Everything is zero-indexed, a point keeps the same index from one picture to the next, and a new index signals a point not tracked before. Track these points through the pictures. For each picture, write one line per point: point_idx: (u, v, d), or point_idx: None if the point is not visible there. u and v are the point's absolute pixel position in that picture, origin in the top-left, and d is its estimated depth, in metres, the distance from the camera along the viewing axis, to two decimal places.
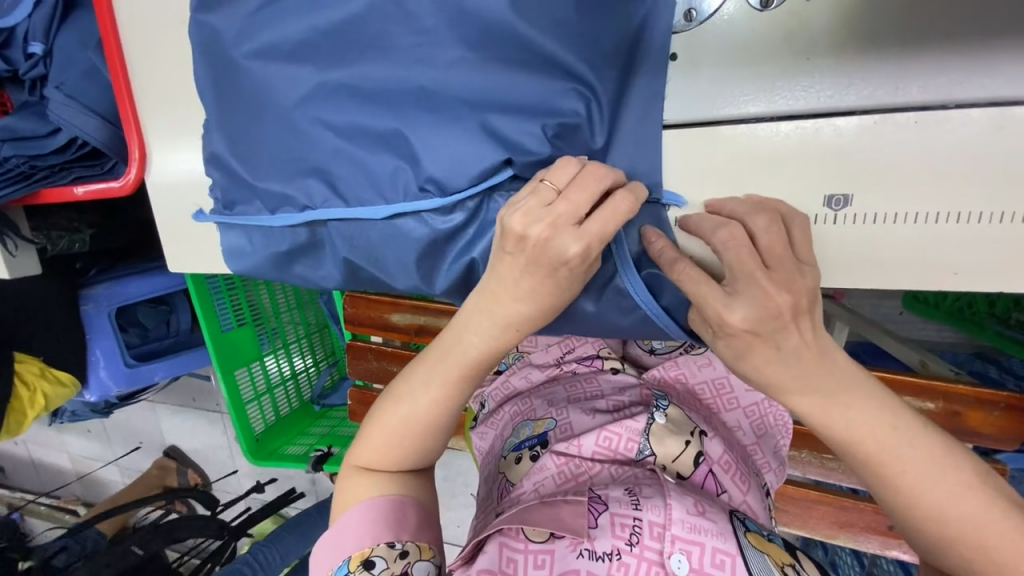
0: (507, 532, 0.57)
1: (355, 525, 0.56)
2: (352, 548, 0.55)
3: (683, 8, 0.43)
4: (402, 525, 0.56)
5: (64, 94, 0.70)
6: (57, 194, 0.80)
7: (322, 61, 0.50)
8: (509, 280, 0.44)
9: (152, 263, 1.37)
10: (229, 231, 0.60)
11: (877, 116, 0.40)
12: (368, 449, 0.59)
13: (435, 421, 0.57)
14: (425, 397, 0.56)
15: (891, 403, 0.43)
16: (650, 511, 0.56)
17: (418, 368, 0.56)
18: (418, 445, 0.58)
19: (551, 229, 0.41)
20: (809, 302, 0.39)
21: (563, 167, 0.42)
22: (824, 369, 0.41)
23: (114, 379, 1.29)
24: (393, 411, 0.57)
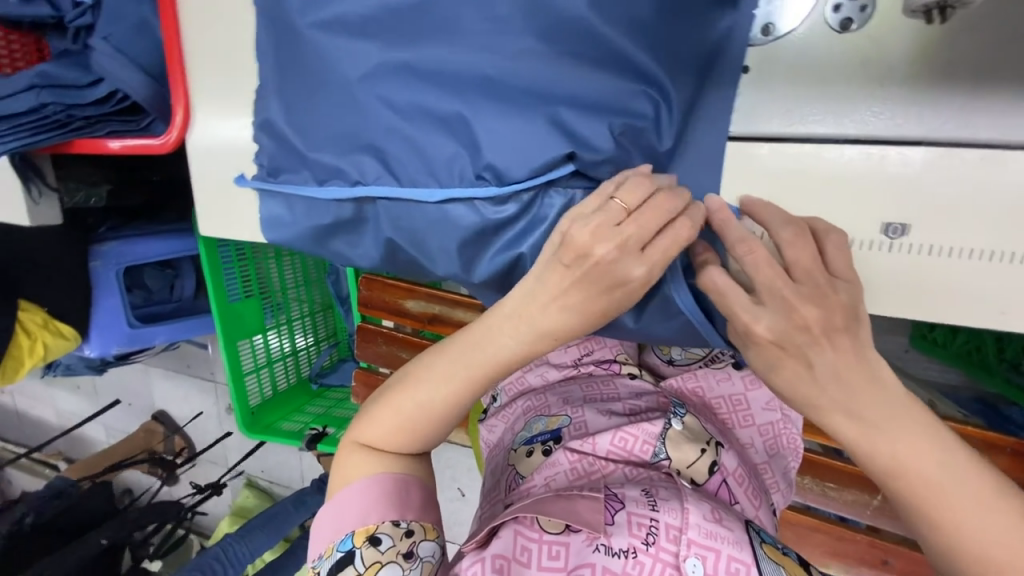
0: (522, 521, 0.57)
1: (357, 500, 0.56)
2: (356, 522, 0.55)
3: (762, 21, 0.43)
4: (406, 504, 0.56)
5: (112, 46, 0.69)
6: (91, 146, 0.79)
7: (388, 37, 0.49)
8: (553, 287, 0.45)
9: (167, 225, 1.36)
10: (270, 200, 0.60)
11: (943, 149, 0.41)
12: (375, 429, 0.58)
13: (448, 411, 0.56)
14: (441, 386, 0.55)
15: (924, 437, 0.43)
16: (667, 513, 0.56)
17: (438, 356, 0.56)
18: (428, 432, 0.57)
19: (618, 251, 0.41)
20: (845, 320, 0.39)
21: (635, 187, 0.41)
22: (866, 395, 0.41)
23: (114, 339, 1.27)
24: (406, 393, 0.57)
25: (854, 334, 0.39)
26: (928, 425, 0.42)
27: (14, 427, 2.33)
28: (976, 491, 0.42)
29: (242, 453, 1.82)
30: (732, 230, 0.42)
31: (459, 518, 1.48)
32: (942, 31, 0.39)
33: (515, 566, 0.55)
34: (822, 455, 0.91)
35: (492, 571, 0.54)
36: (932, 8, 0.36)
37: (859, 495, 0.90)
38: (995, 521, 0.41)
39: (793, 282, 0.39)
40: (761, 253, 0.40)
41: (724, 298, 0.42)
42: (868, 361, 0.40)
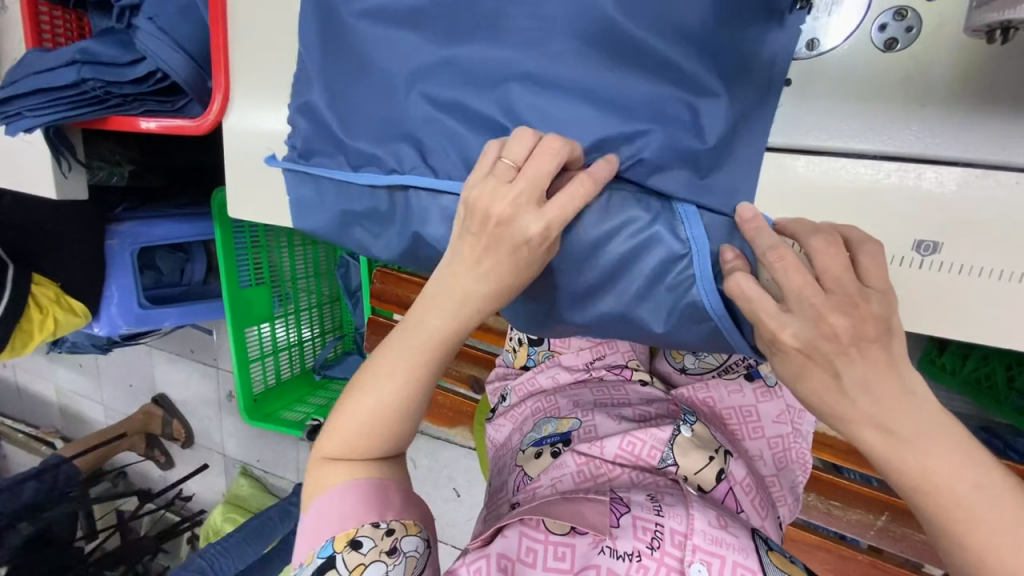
0: (527, 521, 0.58)
1: (330, 512, 0.54)
2: (336, 529, 0.53)
3: (807, 37, 0.44)
4: (385, 504, 0.54)
5: (156, 27, 0.70)
6: (126, 124, 0.80)
7: (436, 31, 0.50)
8: (468, 258, 0.46)
9: (185, 209, 1.37)
10: (298, 180, 0.60)
11: (978, 170, 0.42)
12: (334, 441, 0.55)
13: (406, 408, 0.53)
14: (396, 383, 0.52)
15: (959, 458, 0.42)
16: (672, 519, 0.57)
17: (383, 354, 0.53)
18: (391, 436, 0.55)
19: (513, 207, 0.43)
20: (876, 331, 0.39)
21: (522, 143, 0.43)
22: (894, 409, 0.41)
23: (125, 318, 1.27)
24: (360, 401, 0.53)
25: (886, 348, 0.40)
26: (952, 444, 0.42)
27: (12, 402, 2.33)
28: (996, 511, 0.42)
29: (240, 441, 1.81)
30: (763, 238, 0.43)
31: (454, 519, 1.47)
32: (982, 57, 0.40)
33: (519, 566, 0.55)
34: (831, 474, 0.92)
35: (497, 570, 0.55)
36: (994, 28, 0.31)
37: (864, 516, 0.90)
38: (1015, 544, 0.41)
39: (821, 290, 0.40)
40: (790, 258, 0.41)
41: (753, 305, 0.42)
42: (899, 375, 0.41)
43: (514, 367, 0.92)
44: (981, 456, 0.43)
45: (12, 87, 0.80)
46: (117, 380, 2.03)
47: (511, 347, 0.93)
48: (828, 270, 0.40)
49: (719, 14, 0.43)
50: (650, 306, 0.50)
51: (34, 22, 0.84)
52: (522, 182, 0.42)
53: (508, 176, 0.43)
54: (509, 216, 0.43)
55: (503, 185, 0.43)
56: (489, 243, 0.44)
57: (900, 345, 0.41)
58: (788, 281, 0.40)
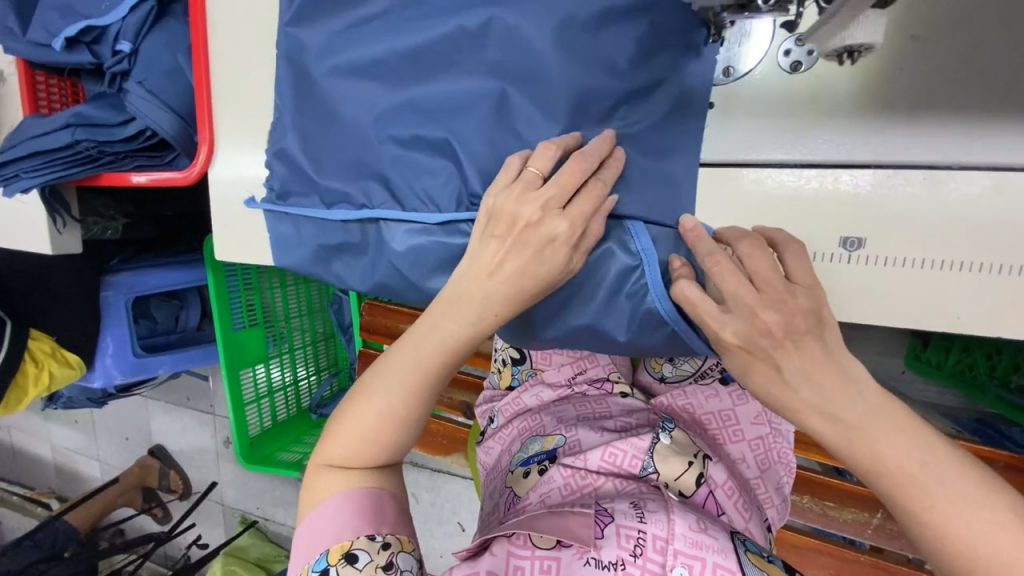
0: (513, 540, 0.59)
1: (327, 524, 0.56)
2: (332, 541, 0.55)
3: (722, 65, 0.49)
4: (382, 518, 0.56)
5: (146, 90, 0.76)
6: (118, 179, 0.85)
7: (398, 80, 0.55)
8: (491, 259, 0.49)
9: (177, 257, 1.41)
10: (278, 221, 0.65)
11: (888, 170, 0.46)
12: (335, 446, 0.58)
13: (408, 414, 0.57)
14: (398, 392, 0.56)
15: (908, 442, 0.44)
16: (654, 524, 0.58)
17: (387, 363, 0.57)
18: (389, 444, 0.58)
19: (540, 211, 0.46)
20: (806, 324, 0.43)
21: (545, 152, 0.47)
22: (840, 396, 0.43)
23: (119, 368, 1.30)
24: (362, 406, 0.57)
25: (820, 339, 0.43)
26: (901, 426, 0.44)
27: (7, 464, 2.31)
28: (953, 491, 0.43)
29: (238, 487, 1.79)
30: (703, 244, 0.47)
31: None
32: (880, 73, 0.45)
33: None
34: (824, 474, 0.93)
35: None
36: (843, 52, 0.39)
37: (859, 514, 0.91)
38: (972, 519, 0.43)
39: (754, 289, 0.43)
40: (725, 263, 0.45)
41: (696, 308, 0.46)
42: (837, 365, 0.43)
43: (501, 387, 0.94)
44: (932, 437, 0.45)
45: (9, 153, 0.85)
46: (113, 433, 2.02)
47: (496, 368, 0.95)
48: (758, 271, 0.44)
49: (642, 51, 0.48)
50: (610, 315, 0.53)
51: (32, 91, 0.90)
52: (549, 188, 0.46)
53: (536, 183, 0.47)
54: (537, 219, 0.46)
55: (531, 191, 0.46)
56: (514, 244, 0.48)
57: (835, 335, 0.44)
58: (724, 284, 0.44)
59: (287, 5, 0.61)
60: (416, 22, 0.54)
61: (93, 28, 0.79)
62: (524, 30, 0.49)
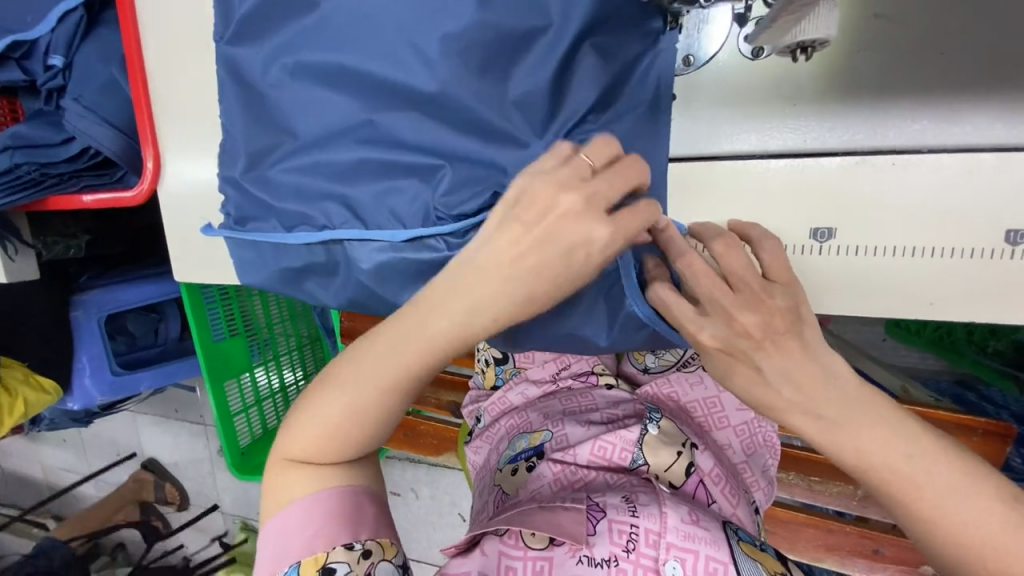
0: (506, 539, 0.58)
1: (298, 532, 0.54)
2: (303, 552, 0.53)
3: (683, 53, 0.47)
4: (360, 523, 0.55)
5: (83, 106, 0.72)
6: (65, 203, 0.81)
7: (347, 92, 0.52)
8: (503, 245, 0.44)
9: (149, 271, 1.35)
10: (240, 246, 0.62)
11: (857, 157, 0.44)
12: (300, 439, 0.55)
13: (377, 412, 0.53)
14: (372, 387, 0.52)
15: (882, 429, 0.44)
16: (646, 518, 0.57)
17: (361, 350, 0.53)
18: (352, 439, 0.55)
19: (583, 200, 0.43)
20: (776, 320, 0.41)
21: (603, 146, 0.44)
22: (820, 394, 0.43)
23: (99, 389, 1.24)
24: (333, 397, 0.54)
25: (799, 337, 0.42)
26: (882, 419, 0.44)
27: (1, 488, 2.27)
28: (937, 480, 0.43)
29: (235, 496, 1.78)
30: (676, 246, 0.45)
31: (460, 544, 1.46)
32: (845, 53, 0.43)
33: None
34: (804, 450, 0.93)
35: None
36: (795, 49, 0.39)
37: (847, 488, 0.92)
38: (953, 507, 0.42)
39: (730, 290, 0.42)
40: (699, 264, 0.43)
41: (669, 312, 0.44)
42: (809, 361, 0.43)
43: (485, 388, 0.93)
44: (914, 427, 0.44)
45: None
46: (103, 451, 1.98)
47: (479, 368, 0.93)
48: (731, 269, 0.43)
49: (599, 46, 0.46)
50: (590, 321, 0.51)
51: None
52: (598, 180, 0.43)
53: (586, 171, 0.43)
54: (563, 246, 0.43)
55: (579, 177, 0.43)
56: (541, 229, 0.43)
57: (811, 329, 0.43)
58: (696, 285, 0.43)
59: (224, 23, 0.57)
60: (357, 25, 0.50)
61: (20, 44, 0.73)
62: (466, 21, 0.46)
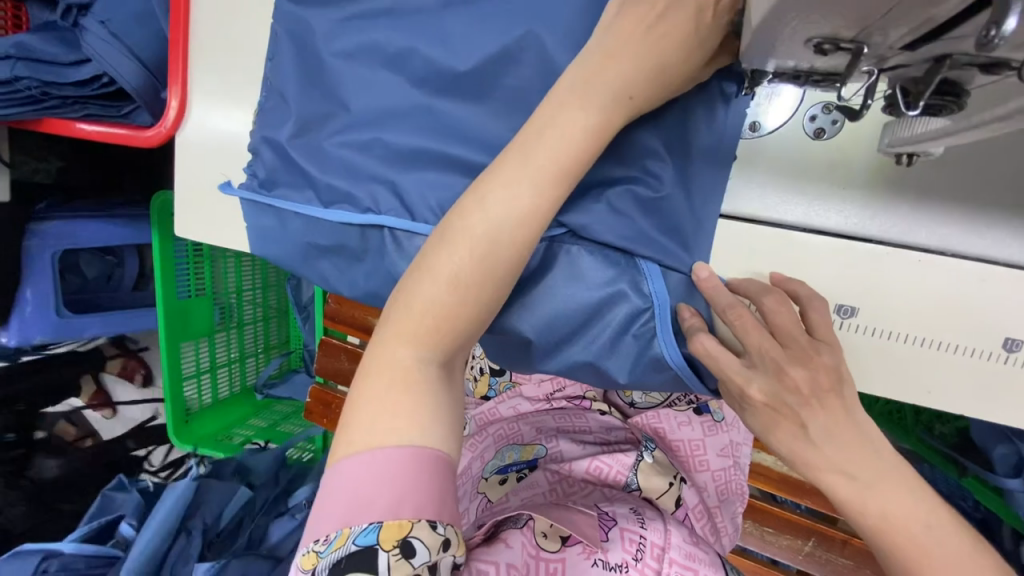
0: (526, 533, 0.57)
1: (381, 473, 0.42)
2: (385, 511, 0.41)
3: (750, 120, 0.48)
4: (446, 499, 0.43)
5: (109, 32, 0.68)
6: (64, 128, 0.75)
7: (417, 80, 0.52)
8: (622, 39, 0.42)
9: (107, 207, 1.16)
10: (260, 212, 0.58)
11: (888, 247, 0.48)
12: (435, 285, 0.45)
13: (499, 284, 0.46)
14: (506, 226, 0.44)
15: (901, 505, 0.45)
16: (653, 532, 0.60)
17: (509, 161, 0.44)
18: (473, 315, 0.46)
19: None
20: (827, 380, 0.45)
21: None
22: (856, 450, 0.45)
23: (36, 329, 1.08)
24: (486, 210, 0.44)
25: (841, 397, 0.45)
26: (895, 489, 0.45)
27: None
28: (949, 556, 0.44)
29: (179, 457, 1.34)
30: (722, 297, 0.48)
31: None
32: None
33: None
34: (764, 501, 0.96)
35: None
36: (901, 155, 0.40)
37: (792, 541, 0.95)
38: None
39: (779, 346, 0.45)
40: (748, 317, 0.46)
41: (717, 361, 0.47)
42: (854, 422, 0.46)
43: (474, 397, 0.90)
44: (932, 497, 0.46)
45: None
46: None
47: (470, 376, 0.90)
48: (781, 325, 0.46)
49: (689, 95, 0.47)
50: (616, 354, 0.51)
51: None
52: None
53: None
54: None
55: None
56: None
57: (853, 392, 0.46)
58: (748, 337, 0.46)
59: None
60: (447, 26, 0.51)
61: None
62: (561, 50, 0.48)
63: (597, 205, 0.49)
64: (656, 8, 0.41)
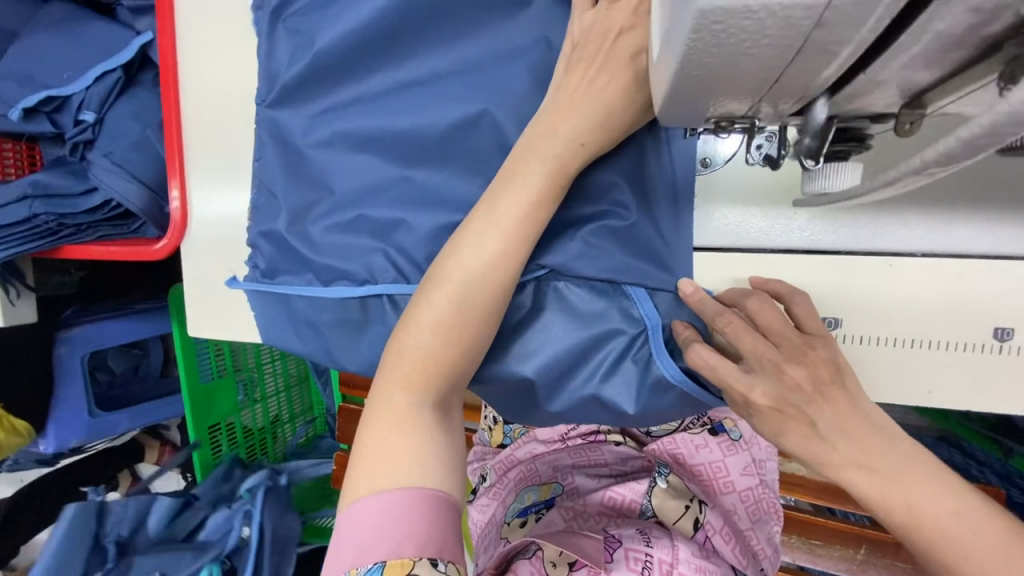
0: (534, 561, 0.60)
1: (381, 515, 0.44)
2: (387, 552, 0.43)
3: (701, 156, 0.51)
4: (445, 535, 0.44)
5: (112, 162, 0.75)
6: (79, 252, 0.80)
7: (393, 153, 0.56)
8: (575, 87, 0.46)
9: (128, 305, 1.22)
10: (264, 299, 0.62)
11: (860, 256, 0.50)
12: (420, 333, 0.48)
13: (480, 321, 0.48)
14: (480, 267, 0.47)
15: (925, 490, 0.45)
16: (660, 549, 0.61)
17: (483, 217, 0.48)
18: (460, 356, 0.49)
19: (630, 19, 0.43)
20: (827, 373, 0.45)
21: None
22: (866, 436, 0.45)
23: (71, 432, 1.12)
24: (460, 258, 0.48)
25: (843, 387, 0.46)
26: (913, 476, 0.45)
27: None
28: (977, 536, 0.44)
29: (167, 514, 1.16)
30: (709, 305, 0.49)
31: None
32: None
33: None
34: (807, 513, 0.93)
35: None
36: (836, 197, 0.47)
37: (844, 552, 0.91)
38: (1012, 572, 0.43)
39: (773, 347, 0.46)
40: (738, 322, 0.47)
41: (717, 370, 0.47)
42: (859, 411, 0.46)
43: (492, 446, 0.91)
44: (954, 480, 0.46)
45: None
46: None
47: (485, 425, 0.92)
48: (770, 325, 0.47)
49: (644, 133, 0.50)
50: (615, 382, 0.52)
51: None
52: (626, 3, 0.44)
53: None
54: (625, 27, 0.43)
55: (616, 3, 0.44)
56: None
57: (854, 378, 0.47)
58: (742, 342, 0.46)
59: (266, 86, 0.59)
60: (410, 105, 0.55)
61: (52, 98, 0.75)
62: (518, 110, 0.53)
63: (572, 243, 0.51)
64: (595, 63, 0.45)
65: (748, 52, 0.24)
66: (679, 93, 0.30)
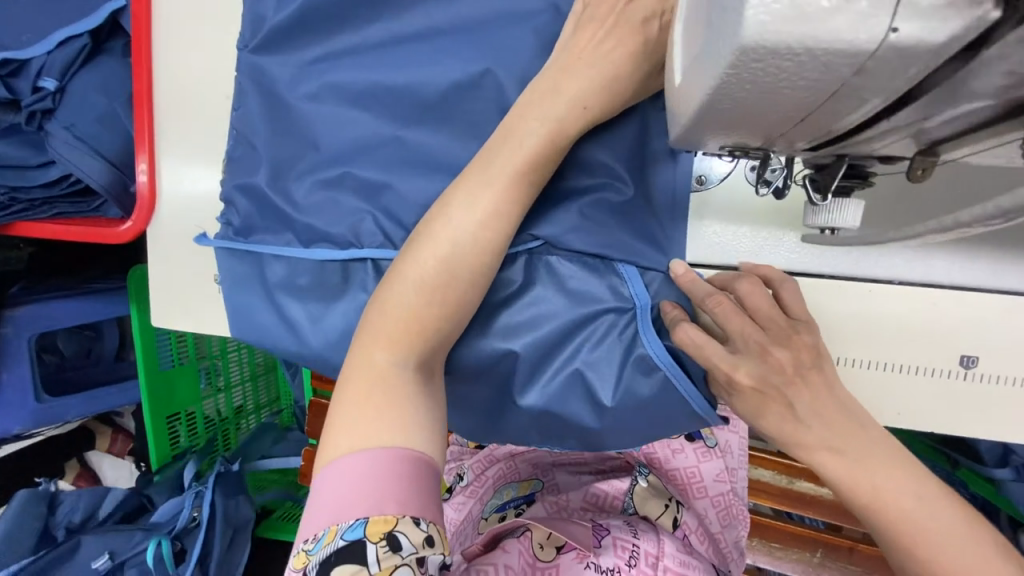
0: (521, 541, 0.59)
1: (361, 473, 0.42)
2: (367, 509, 0.40)
3: (697, 174, 0.53)
4: (430, 494, 0.42)
5: (74, 135, 0.70)
6: (33, 228, 0.75)
7: (385, 110, 0.54)
8: (584, 44, 0.45)
9: (83, 279, 1.13)
10: (234, 260, 0.58)
11: (842, 279, 0.53)
12: (406, 289, 0.46)
13: (469, 278, 0.47)
14: (471, 225, 0.46)
15: (905, 480, 0.45)
16: (646, 541, 0.61)
17: (476, 170, 0.46)
18: (446, 315, 0.47)
19: None
20: (810, 358, 0.46)
21: None
22: (843, 417, 0.46)
23: (15, 419, 1.04)
24: (452, 215, 0.46)
25: (822, 371, 0.46)
26: (892, 468, 0.46)
27: None
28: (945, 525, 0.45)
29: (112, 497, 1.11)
30: (700, 288, 0.49)
31: None
32: None
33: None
34: (769, 516, 0.96)
35: None
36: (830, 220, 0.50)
37: (801, 555, 0.94)
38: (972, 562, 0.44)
39: (760, 329, 0.46)
40: (727, 303, 0.47)
41: (702, 350, 0.46)
42: (836, 396, 0.46)
43: (468, 446, 0.90)
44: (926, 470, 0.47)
45: None
46: None
47: None
48: (758, 308, 0.47)
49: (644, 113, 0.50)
50: (603, 360, 0.51)
51: None
52: None
53: None
54: None
55: None
56: None
57: (831, 367, 0.47)
58: (729, 323, 0.46)
59: (251, 31, 0.56)
60: (406, 62, 0.54)
61: (8, 61, 0.69)
62: (519, 79, 0.52)
63: (568, 213, 0.51)
64: (605, 25, 0.45)
65: (781, 91, 0.25)
66: (703, 123, 0.31)
